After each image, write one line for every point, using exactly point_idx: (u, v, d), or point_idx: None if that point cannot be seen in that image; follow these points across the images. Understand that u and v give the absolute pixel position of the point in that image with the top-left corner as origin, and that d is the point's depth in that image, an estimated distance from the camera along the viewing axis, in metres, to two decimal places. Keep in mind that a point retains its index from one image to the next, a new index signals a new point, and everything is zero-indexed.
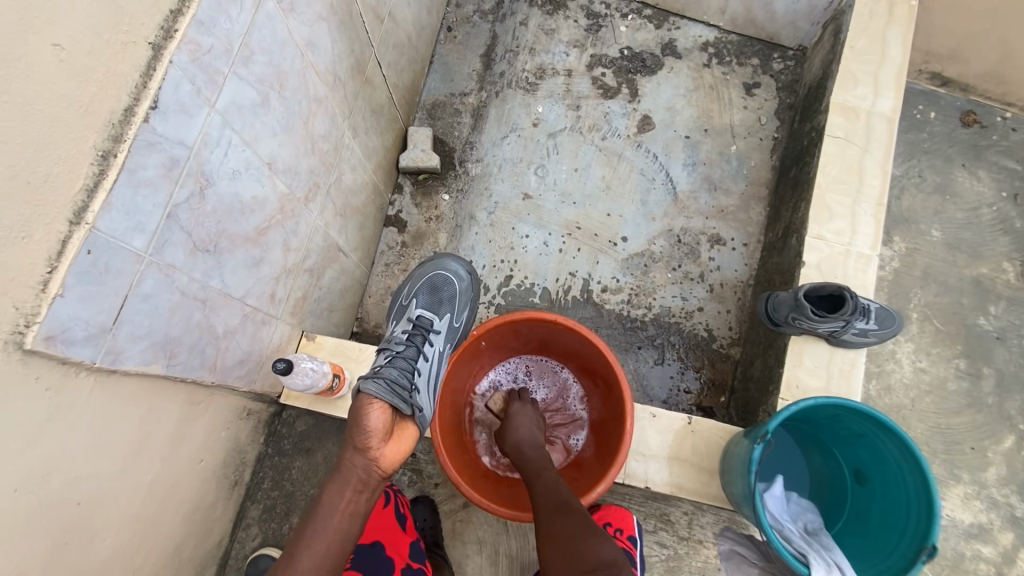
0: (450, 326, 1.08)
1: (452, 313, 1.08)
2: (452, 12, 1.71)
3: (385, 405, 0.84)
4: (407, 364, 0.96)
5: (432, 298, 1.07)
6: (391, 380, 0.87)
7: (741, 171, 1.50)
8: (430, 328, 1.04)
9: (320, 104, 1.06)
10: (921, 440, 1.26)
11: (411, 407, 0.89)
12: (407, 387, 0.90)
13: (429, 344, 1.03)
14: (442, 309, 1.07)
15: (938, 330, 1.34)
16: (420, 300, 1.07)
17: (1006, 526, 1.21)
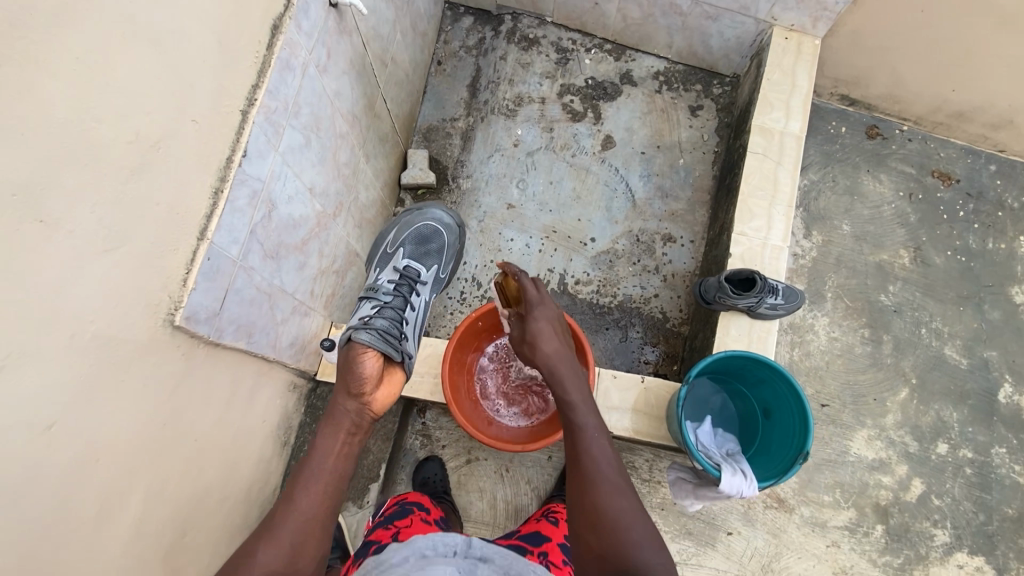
0: (430, 276, 1.30)
1: (433, 265, 1.29)
2: (441, 49, 1.99)
3: (379, 353, 1.04)
4: (395, 313, 1.16)
5: (415, 250, 1.27)
6: (383, 331, 1.07)
7: (688, 180, 1.81)
8: (414, 278, 1.25)
9: (343, 139, 1.33)
10: (833, 394, 1.56)
11: (400, 354, 1.10)
12: (397, 336, 1.11)
13: (414, 292, 1.25)
14: (426, 259, 1.28)
15: (848, 306, 1.64)
16: (409, 249, 1.28)
17: (901, 460, 1.50)
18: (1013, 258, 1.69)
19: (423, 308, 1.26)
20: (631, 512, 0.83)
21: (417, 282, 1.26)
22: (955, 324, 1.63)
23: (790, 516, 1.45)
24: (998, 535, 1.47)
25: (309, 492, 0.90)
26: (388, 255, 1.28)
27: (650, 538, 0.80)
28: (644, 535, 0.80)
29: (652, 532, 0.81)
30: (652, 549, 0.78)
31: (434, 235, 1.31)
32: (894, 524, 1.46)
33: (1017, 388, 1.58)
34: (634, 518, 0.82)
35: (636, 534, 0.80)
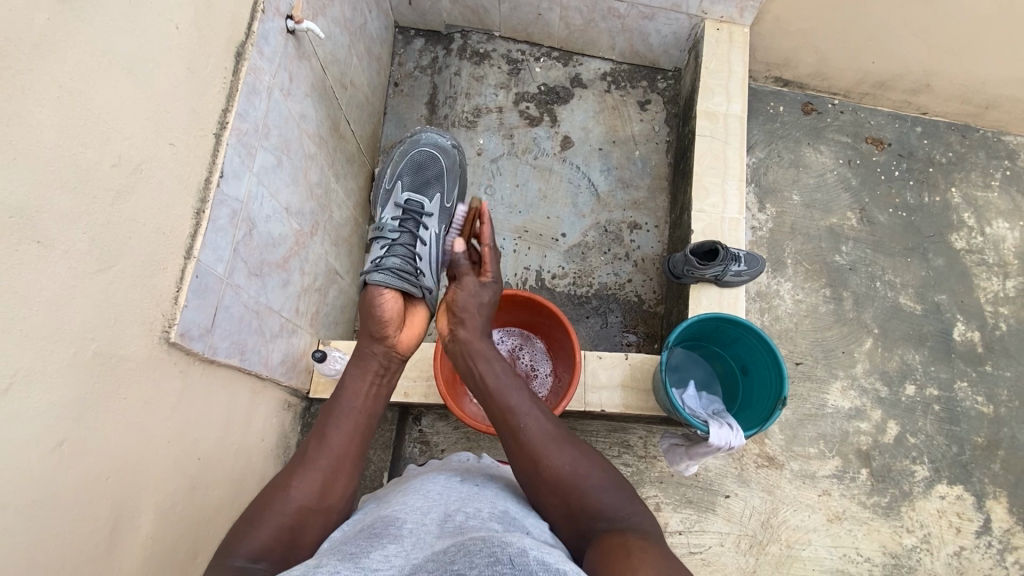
0: (440, 206, 1.22)
1: (438, 194, 1.23)
2: (396, 71, 2.06)
3: (396, 292, 1.04)
4: (406, 251, 1.12)
5: (416, 177, 1.23)
6: (397, 269, 1.06)
7: (645, 169, 1.90)
8: (420, 211, 1.19)
9: (313, 159, 1.38)
10: (805, 352, 1.65)
11: (421, 291, 1.08)
12: (413, 272, 1.08)
13: (422, 225, 1.18)
14: (427, 189, 1.22)
15: (808, 269, 1.74)
16: (407, 182, 1.23)
17: (875, 405, 1.60)
18: (948, 208, 1.83)
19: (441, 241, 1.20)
20: (586, 463, 0.89)
21: (425, 214, 1.19)
22: (906, 274, 1.75)
23: (782, 472, 1.52)
24: (972, 463, 1.57)
25: (340, 429, 0.95)
26: (389, 190, 1.23)
27: (611, 481, 0.87)
28: (604, 478, 0.87)
29: (610, 472, 0.89)
30: (613, 489, 0.86)
31: (433, 158, 1.27)
32: (877, 467, 1.54)
33: (969, 326, 1.71)
34: (592, 467, 0.88)
35: (593, 479, 0.86)
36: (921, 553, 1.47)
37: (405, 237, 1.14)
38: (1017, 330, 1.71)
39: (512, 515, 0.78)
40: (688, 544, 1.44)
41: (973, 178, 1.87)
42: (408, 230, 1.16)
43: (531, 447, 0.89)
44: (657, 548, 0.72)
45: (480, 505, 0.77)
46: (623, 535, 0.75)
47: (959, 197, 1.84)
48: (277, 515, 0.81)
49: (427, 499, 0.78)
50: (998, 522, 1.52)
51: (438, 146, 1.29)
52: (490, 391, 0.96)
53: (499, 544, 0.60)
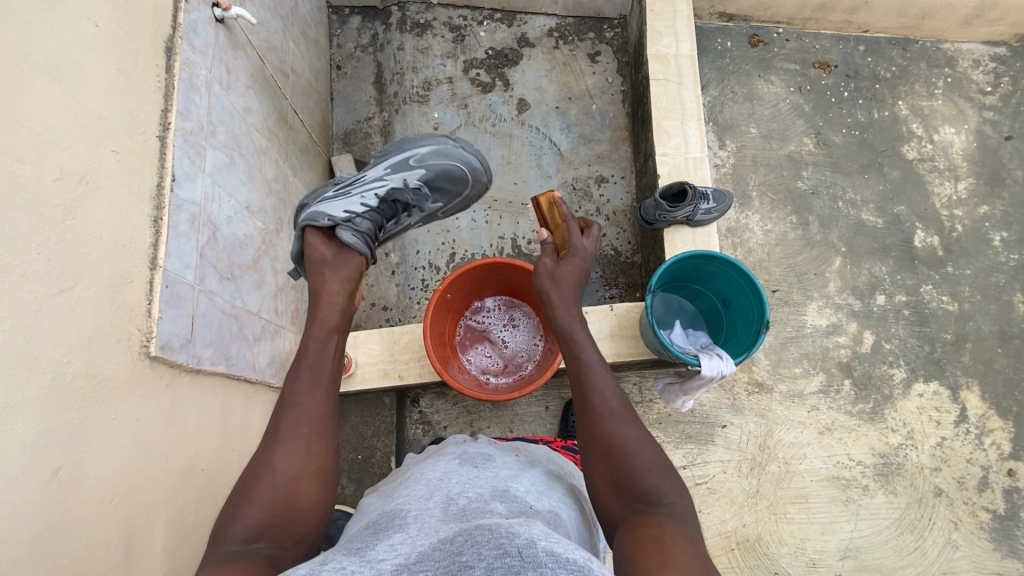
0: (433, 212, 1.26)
1: (438, 203, 1.24)
2: (337, 53, 1.99)
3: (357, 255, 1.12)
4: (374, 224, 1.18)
5: (438, 177, 1.19)
6: (362, 237, 1.13)
7: (604, 122, 1.90)
8: (406, 206, 1.21)
9: (265, 154, 1.33)
10: (780, 280, 1.70)
11: (370, 255, 1.16)
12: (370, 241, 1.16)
13: (405, 214, 1.23)
14: (435, 197, 1.22)
15: (773, 199, 1.79)
16: (432, 176, 1.19)
17: (850, 319, 1.67)
18: (898, 121, 1.88)
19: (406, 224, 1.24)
20: (643, 443, 0.88)
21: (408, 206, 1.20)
22: (865, 191, 1.80)
23: (772, 395, 1.60)
24: (945, 358, 1.64)
25: (312, 392, 0.94)
26: (413, 163, 1.17)
27: (663, 466, 0.86)
28: (657, 466, 0.85)
29: (666, 467, 0.86)
30: (662, 475, 0.84)
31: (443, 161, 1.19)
32: (859, 376, 1.62)
33: (928, 232, 1.76)
34: (645, 447, 0.87)
35: (643, 460, 0.85)
36: (907, 449, 1.56)
37: (377, 208, 1.16)
38: (973, 230, 1.77)
39: (514, 495, 0.78)
40: (692, 476, 1.53)
41: (917, 89, 1.92)
42: (387, 212, 1.19)
43: (594, 410, 0.92)
44: (684, 547, 0.71)
45: (482, 491, 0.77)
46: (656, 526, 0.75)
47: (907, 110, 1.89)
48: (269, 491, 0.84)
49: (428, 488, 0.78)
50: (974, 409, 1.60)
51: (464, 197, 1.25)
52: (573, 349, 1.01)
53: (507, 535, 0.59)
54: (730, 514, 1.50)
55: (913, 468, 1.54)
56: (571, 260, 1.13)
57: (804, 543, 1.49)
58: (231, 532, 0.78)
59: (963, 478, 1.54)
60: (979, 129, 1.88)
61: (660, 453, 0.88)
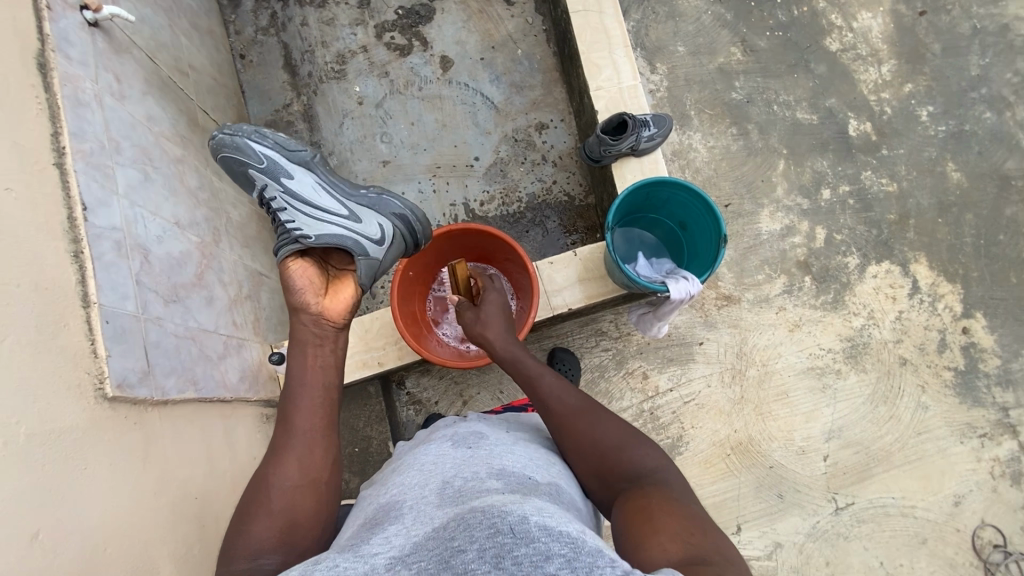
0: (263, 170, 1.10)
1: (252, 166, 1.10)
2: (236, 41, 1.85)
3: (300, 265, 1.08)
4: (280, 231, 1.11)
5: (240, 180, 1.13)
6: (283, 252, 1.09)
7: (533, 66, 1.83)
8: (262, 194, 1.11)
9: (183, 162, 1.23)
10: (730, 193, 1.73)
11: (300, 242, 1.08)
12: (292, 242, 1.08)
13: (272, 198, 1.11)
14: (247, 178, 1.12)
15: (711, 114, 1.79)
16: (245, 186, 1.14)
17: (801, 218, 1.72)
18: (817, 14, 1.89)
19: (294, 195, 1.10)
20: (618, 430, 0.92)
21: (266, 195, 1.11)
22: (796, 90, 1.82)
23: (741, 305, 1.65)
24: (892, 238, 1.72)
25: (300, 409, 0.95)
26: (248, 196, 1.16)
27: (642, 443, 0.91)
28: (637, 448, 0.89)
29: (647, 443, 0.91)
30: (643, 454, 0.89)
31: (222, 160, 1.11)
32: (818, 270, 1.69)
33: (860, 119, 1.81)
34: (620, 435, 0.91)
35: (624, 445, 0.90)
36: (870, 329, 1.65)
37: (277, 227, 1.12)
38: (901, 109, 1.82)
39: (512, 472, 0.79)
40: (680, 396, 1.59)
41: None
42: (273, 217, 1.13)
43: (563, 419, 0.96)
44: (675, 512, 0.75)
45: (478, 470, 0.78)
46: (648, 497, 0.79)
47: (824, 1, 1.90)
48: (271, 506, 0.86)
49: (425, 474, 0.80)
50: (925, 279, 1.69)
51: (241, 138, 1.08)
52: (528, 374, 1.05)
53: (498, 514, 0.60)
54: (721, 423, 1.58)
55: (878, 345, 1.64)
56: (491, 310, 1.20)
57: (791, 434, 1.58)
58: (238, 548, 0.81)
59: (923, 344, 1.64)
60: (894, 9, 1.90)
61: (637, 434, 0.92)
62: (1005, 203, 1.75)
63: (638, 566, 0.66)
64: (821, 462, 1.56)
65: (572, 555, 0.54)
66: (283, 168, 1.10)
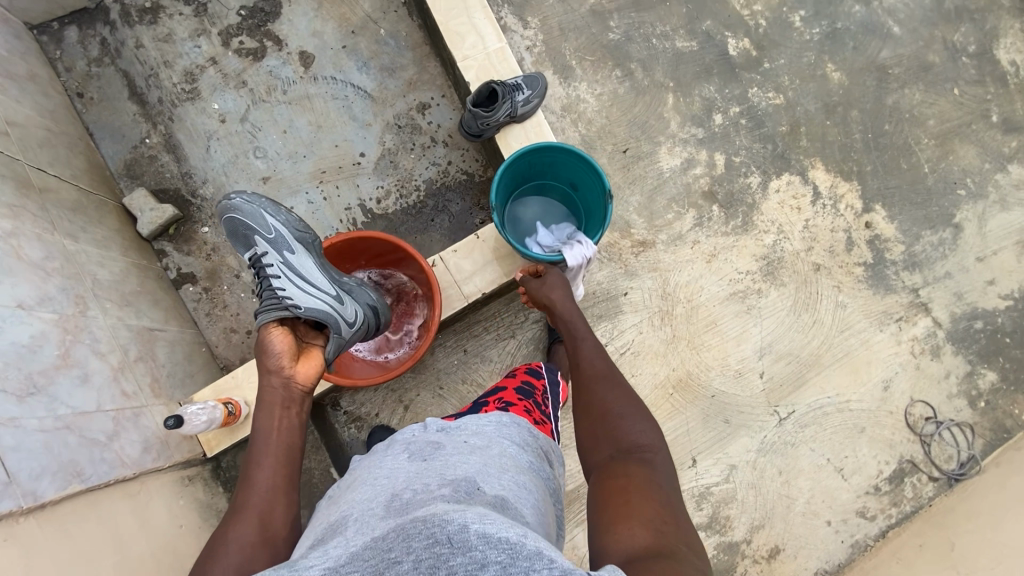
0: (269, 238, 1.12)
1: (258, 232, 1.12)
2: (69, 79, 1.66)
3: (280, 330, 1.06)
4: (269, 296, 1.10)
5: (241, 242, 1.14)
6: (264, 318, 1.07)
7: (401, 44, 1.72)
8: (260, 258, 1.12)
9: (17, 234, 1.10)
10: (626, 138, 1.70)
11: (290, 312, 1.07)
12: (278, 307, 1.07)
13: (269, 265, 1.11)
14: (250, 242, 1.13)
15: (593, 60, 1.74)
16: (244, 248, 1.15)
17: (698, 148, 1.71)
18: None
19: (294, 267, 1.12)
20: (629, 408, 0.93)
21: (263, 262, 1.12)
22: (671, 19, 1.79)
23: (656, 247, 1.65)
24: (787, 149, 1.74)
25: (263, 464, 0.90)
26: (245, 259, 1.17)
27: (644, 421, 0.91)
28: (639, 427, 0.90)
29: (647, 422, 0.91)
30: (646, 433, 0.89)
31: (229, 220, 1.13)
32: (723, 197, 1.70)
33: (739, 36, 1.79)
34: (629, 412, 0.92)
35: (635, 417, 0.91)
36: (782, 243, 1.69)
37: (265, 291, 1.11)
38: (776, 19, 1.81)
39: (465, 479, 0.76)
40: (615, 350, 1.60)
41: None
42: (262, 282, 1.12)
43: (591, 378, 1.01)
44: (648, 496, 0.76)
45: (430, 480, 0.75)
46: (627, 476, 0.80)
47: None
48: (224, 566, 0.78)
49: (377, 488, 0.76)
50: (824, 183, 1.73)
51: (258, 208, 1.12)
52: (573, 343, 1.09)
53: (439, 524, 0.58)
54: (659, 366, 1.61)
55: (791, 257, 1.68)
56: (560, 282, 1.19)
57: (726, 361, 1.62)
58: None
59: (832, 247, 1.69)
60: None
61: (644, 416, 0.92)
62: (886, 93, 1.79)
63: (602, 549, 0.68)
64: (758, 380, 1.62)
65: (509, 561, 0.54)
66: (290, 242, 1.13)
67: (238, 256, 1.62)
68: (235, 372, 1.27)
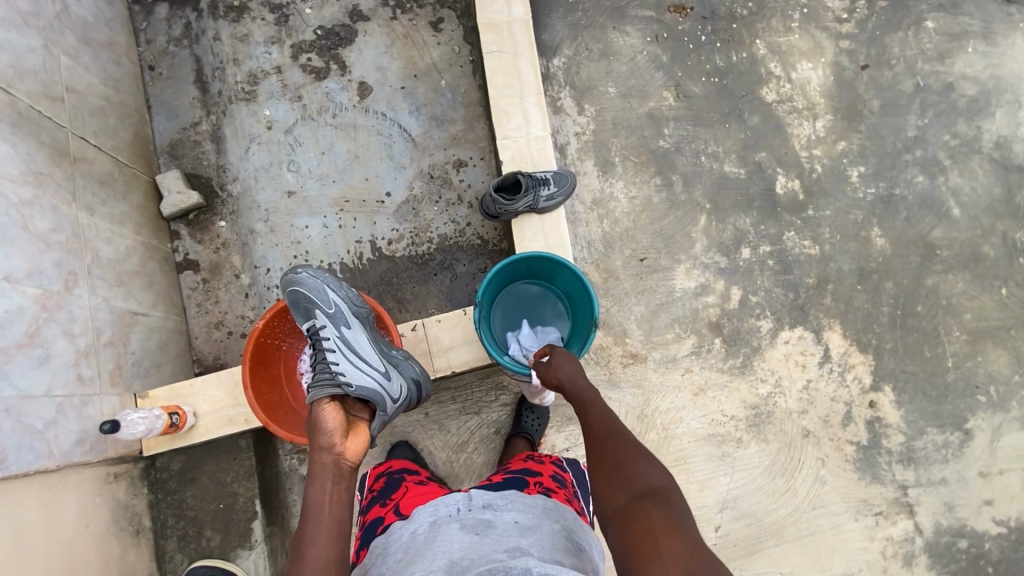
0: (328, 314, 1.15)
1: (319, 306, 1.15)
2: (146, 51, 1.74)
3: (331, 404, 1.05)
4: (322, 367, 1.11)
5: (300, 313, 1.16)
6: (317, 390, 1.07)
7: (456, 99, 1.75)
8: (317, 331, 1.14)
9: (34, 204, 1.15)
10: (647, 247, 1.66)
11: (343, 388, 1.07)
12: (332, 380, 1.08)
13: (325, 339, 1.13)
14: (309, 314, 1.15)
15: (636, 162, 1.72)
16: (301, 320, 1.17)
17: (717, 276, 1.66)
18: (756, 62, 1.83)
19: (349, 342, 1.14)
20: (643, 453, 0.92)
21: (320, 335, 1.14)
22: (726, 142, 1.76)
23: (647, 365, 1.60)
24: (808, 303, 1.68)
25: (316, 542, 0.89)
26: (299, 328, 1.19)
27: (656, 461, 0.90)
28: (652, 469, 0.88)
29: (658, 464, 0.89)
30: (659, 473, 0.87)
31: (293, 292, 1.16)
32: (729, 333, 1.63)
33: (789, 176, 1.75)
34: (643, 458, 0.90)
35: (647, 464, 0.89)
36: (776, 397, 1.61)
37: (318, 363, 1.12)
38: (832, 168, 1.77)
39: (520, 554, 0.75)
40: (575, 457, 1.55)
41: (774, 24, 1.86)
42: (317, 355, 1.14)
43: (600, 437, 0.98)
44: (674, 531, 0.75)
45: (488, 552, 0.75)
46: (648, 516, 0.79)
47: (764, 48, 1.84)
48: None
49: (431, 557, 0.76)
50: (837, 348, 1.65)
51: (321, 283, 1.16)
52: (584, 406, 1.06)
53: None
54: None
55: (782, 414, 1.60)
56: (563, 355, 1.17)
57: None
58: None
59: (828, 416, 1.61)
60: (835, 61, 1.84)
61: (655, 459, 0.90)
62: (927, 273, 1.71)
63: None
64: (712, 533, 1.53)
65: None
66: (348, 318, 1.17)
67: (244, 258, 1.65)
68: (193, 380, 1.31)
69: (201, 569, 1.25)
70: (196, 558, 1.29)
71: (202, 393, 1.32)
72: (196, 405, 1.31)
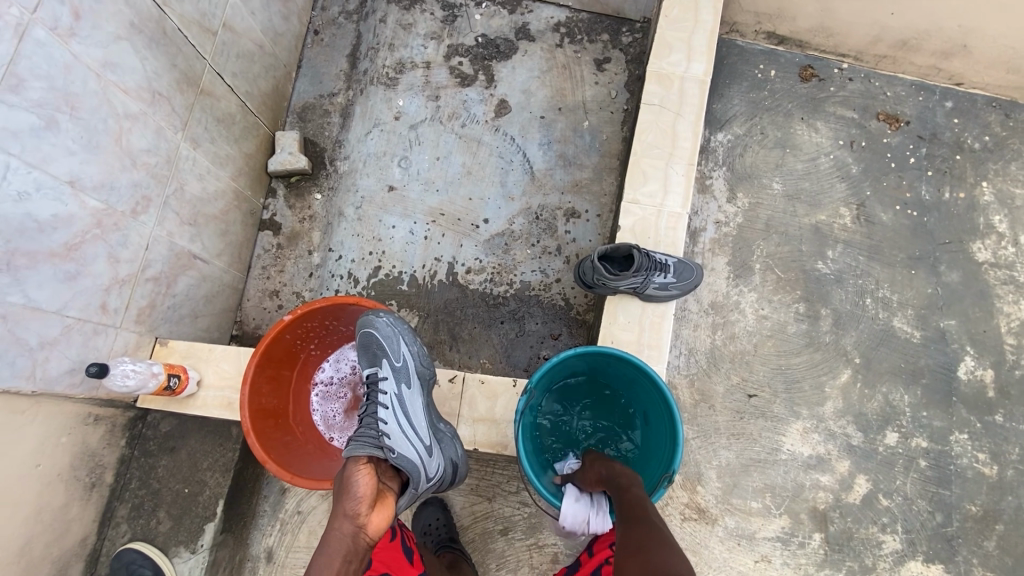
0: (395, 367, 1.03)
1: (388, 356, 1.03)
2: (318, 17, 1.75)
3: (368, 467, 0.89)
4: (368, 421, 0.98)
5: (366, 356, 1.04)
6: (356, 447, 0.92)
7: (594, 145, 1.56)
8: (377, 380, 1.02)
9: (137, 121, 1.12)
10: (763, 382, 1.32)
11: (385, 453, 0.92)
12: (373, 440, 0.93)
13: (383, 393, 1.00)
14: (374, 359, 1.04)
15: (779, 278, 1.39)
16: (363, 362, 1.05)
17: (842, 454, 1.27)
18: (974, 208, 1.44)
19: (404, 403, 1.01)
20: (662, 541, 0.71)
21: (378, 387, 1.02)
22: (905, 291, 1.38)
23: (713, 529, 1.24)
24: (960, 538, 1.23)
25: None
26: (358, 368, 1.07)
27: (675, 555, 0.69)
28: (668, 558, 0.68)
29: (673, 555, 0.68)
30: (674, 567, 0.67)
31: (367, 333, 1.04)
32: (835, 532, 1.23)
33: (980, 362, 1.33)
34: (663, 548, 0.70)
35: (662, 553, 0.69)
36: None
37: (366, 416, 0.99)
38: None
39: None
40: None
41: (1012, 170, 1.46)
42: (367, 407, 1.00)
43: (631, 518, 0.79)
44: None
45: None
46: None
47: (990, 195, 1.45)
48: None
49: None
50: None
51: (397, 333, 1.05)
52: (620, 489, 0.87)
53: None
54: None
55: None
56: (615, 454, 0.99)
57: None
58: None
59: None
60: None
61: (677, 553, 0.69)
62: None
63: None
64: None
65: None
66: (413, 378, 1.04)
67: (322, 237, 1.56)
68: (213, 347, 1.21)
69: (133, 555, 1.11)
70: (138, 537, 1.16)
71: (216, 364, 1.21)
72: (205, 373, 1.21)
